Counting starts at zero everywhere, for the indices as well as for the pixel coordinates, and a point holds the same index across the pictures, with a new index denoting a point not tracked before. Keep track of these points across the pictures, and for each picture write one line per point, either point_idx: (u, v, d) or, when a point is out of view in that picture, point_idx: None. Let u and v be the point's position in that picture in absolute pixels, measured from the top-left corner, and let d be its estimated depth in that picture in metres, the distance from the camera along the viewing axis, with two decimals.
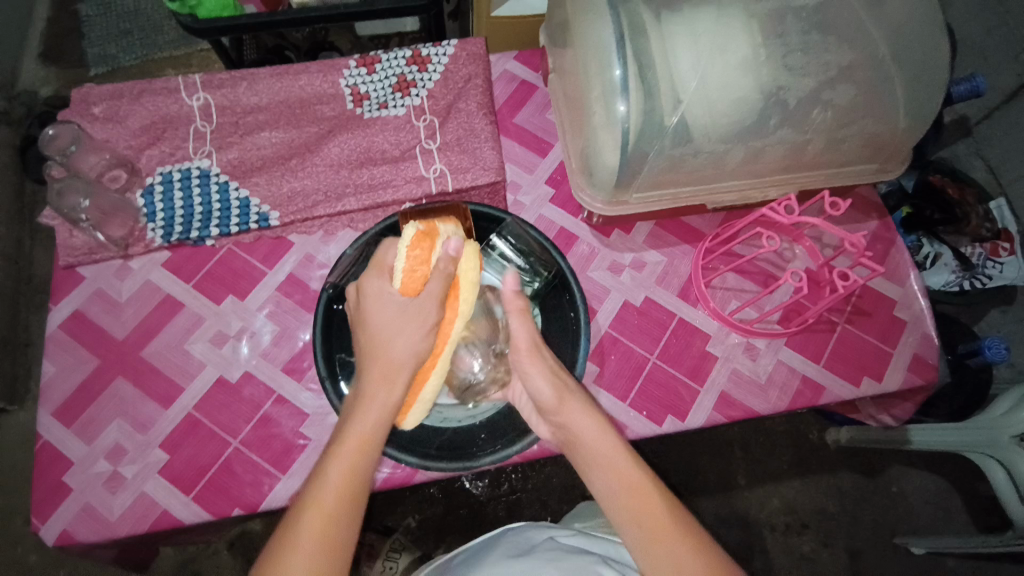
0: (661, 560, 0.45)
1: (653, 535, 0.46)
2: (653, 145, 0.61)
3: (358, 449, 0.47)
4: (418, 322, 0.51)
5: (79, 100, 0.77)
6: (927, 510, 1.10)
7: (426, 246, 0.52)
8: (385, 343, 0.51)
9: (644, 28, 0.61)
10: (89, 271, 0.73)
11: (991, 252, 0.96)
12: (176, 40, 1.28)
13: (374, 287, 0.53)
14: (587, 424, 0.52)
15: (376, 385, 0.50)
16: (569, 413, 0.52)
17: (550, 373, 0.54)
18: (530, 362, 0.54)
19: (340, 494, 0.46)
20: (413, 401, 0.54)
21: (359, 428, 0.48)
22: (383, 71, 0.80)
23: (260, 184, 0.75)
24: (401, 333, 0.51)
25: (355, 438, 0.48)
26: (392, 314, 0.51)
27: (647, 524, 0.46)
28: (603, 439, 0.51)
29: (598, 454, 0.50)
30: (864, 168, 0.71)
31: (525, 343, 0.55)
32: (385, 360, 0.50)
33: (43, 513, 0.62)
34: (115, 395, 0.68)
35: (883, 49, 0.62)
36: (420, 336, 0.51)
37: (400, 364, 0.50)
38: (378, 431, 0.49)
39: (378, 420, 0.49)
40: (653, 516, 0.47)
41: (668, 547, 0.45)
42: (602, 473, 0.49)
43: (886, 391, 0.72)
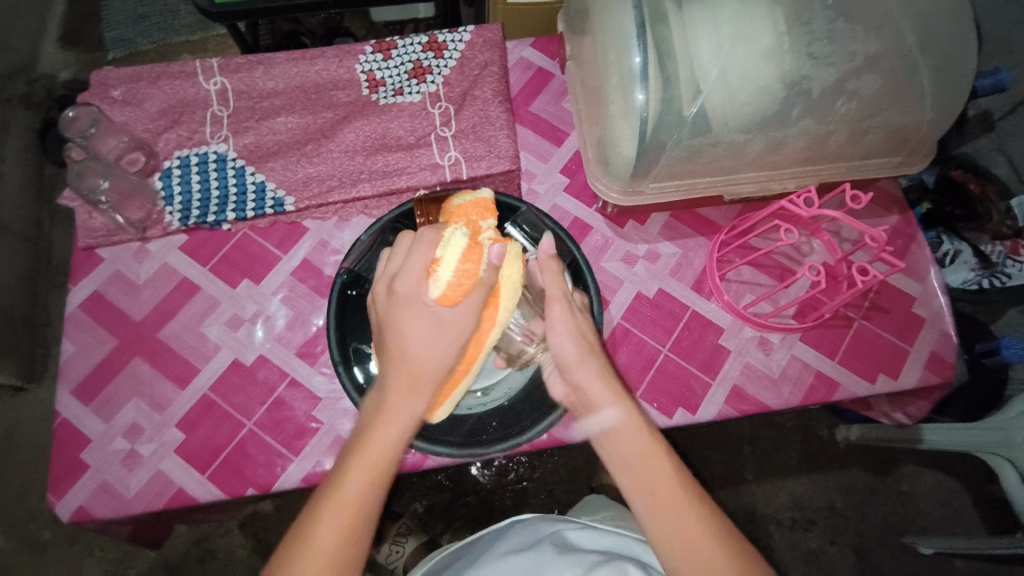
0: (665, 522, 0.46)
1: (664, 509, 0.46)
2: (671, 134, 0.60)
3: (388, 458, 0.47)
4: (460, 338, 0.49)
5: (98, 82, 0.78)
6: (938, 510, 1.09)
7: (475, 259, 0.50)
8: (424, 358, 0.48)
9: (665, 16, 0.60)
10: (108, 253, 0.74)
11: (1011, 250, 0.94)
12: (192, 25, 1.28)
13: (415, 294, 0.48)
14: (606, 391, 0.51)
15: (409, 397, 0.48)
16: (589, 376, 0.52)
17: (578, 335, 0.53)
18: (557, 318, 0.53)
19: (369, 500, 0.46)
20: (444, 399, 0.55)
21: (387, 439, 0.47)
22: (398, 57, 0.80)
23: (275, 169, 0.75)
24: (440, 348, 0.48)
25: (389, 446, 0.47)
26: (434, 329, 0.48)
27: (660, 497, 0.47)
28: (618, 408, 0.51)
29: (614, 427, 0.50)
30: (887, 161, 0.69)
31: (557, 297, 0.54)
32: (422, 377, 0.48)
33: (60, 488, 0.64)
34: (133, 374, 0.69)
35: (910, 39, 0.61)
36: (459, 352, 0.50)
37: (437, 380, 0.49)
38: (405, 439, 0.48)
39: (407, 428, 0.48)
40: (664, 486, 0.47)
41: (680, 516, 0.46)
42: (617, 443, 0.49)
43: (901, 388, 0.71)
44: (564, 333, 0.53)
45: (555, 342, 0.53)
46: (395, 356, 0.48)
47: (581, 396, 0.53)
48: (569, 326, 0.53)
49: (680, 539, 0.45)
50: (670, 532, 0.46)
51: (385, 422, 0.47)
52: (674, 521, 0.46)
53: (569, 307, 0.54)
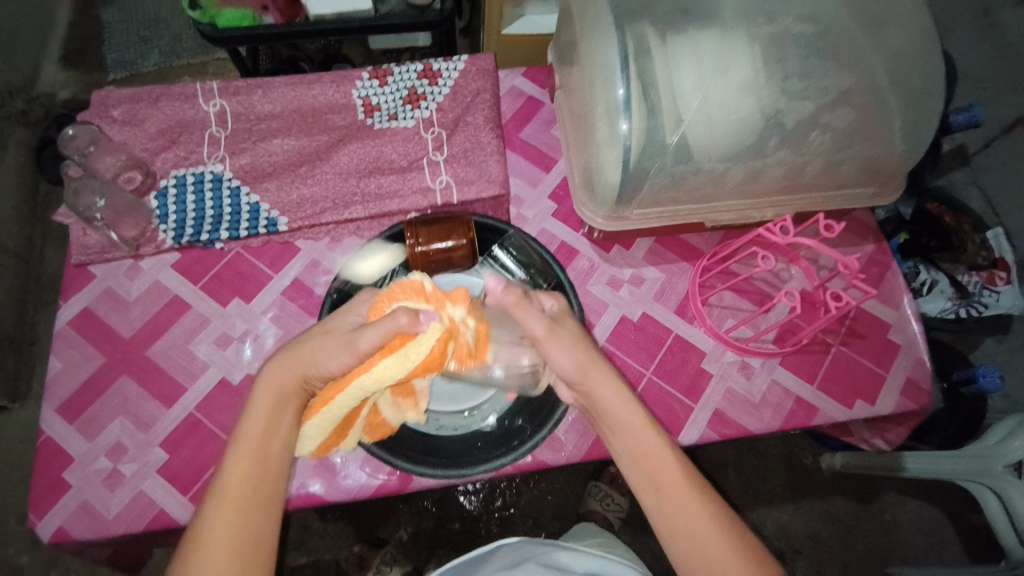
0: (671, 516, 0.48)
1: (671, 500, 0.48)
2: (654, 162, 0.63)
3: (263, 430, 0.49)
4: (343, 341, 0.51)
5: (98, 103, 0.79)
6: (922, 539, 1.10)
7: (410, 293, 0.54)
8: (309, 350, 0.51)
9: (648, 48, 0.63)
10: (100, 270, 0.75)
11: (987, 280, 0.97)
12: (194, 48, 1.31)
13: (358, 305, 0.56)
14: (612, 392, 0.53)
15: (282, 366, 0.51)
16: (594, 382, 0.53)
17: (577, 348, 0.54)
18: (556, 341, 0.54)
19: (246, 484, 0.46)
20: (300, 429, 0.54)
21: (261, 409, 0.50)
22: (394, 84, 0.82)
23: (270, 190, 0.77)
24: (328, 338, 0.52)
25: (260, 417, 0.49)
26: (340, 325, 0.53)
27: (665, 490, 0.49)
28: (623, 405, 0.52)
29: (620, 418, 0.52)
30: (861, 192, 0.73)
31: (541, 331, 0.53)
32: (297, 356, 0.51)
33: (40, 509, 0.63)
34: (120, 393, 0.69)
35: (879, 76, 0.64)
36: (335, 362, 0.50)
37: (308, 367, 0.51)
38: (276, 418, 0.50)
39: (281, 404, 0.50)
40: (671, 483, 0.49)
41: (685, 512, 0.47)
42: (625, 441, 0.52)
43: (879, 414, 0.73)
44: (568, 350, 0.53)
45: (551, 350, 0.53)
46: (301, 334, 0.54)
47: (584, 396, 0.54)
48: (568, 348, 0.53)
49: (686, 534, 0.47)
50: (674, 525, 0.48)
51: (263, 391, 0.50)
52: (680, 515, 0.48)
53: (555, 330, 0.54)
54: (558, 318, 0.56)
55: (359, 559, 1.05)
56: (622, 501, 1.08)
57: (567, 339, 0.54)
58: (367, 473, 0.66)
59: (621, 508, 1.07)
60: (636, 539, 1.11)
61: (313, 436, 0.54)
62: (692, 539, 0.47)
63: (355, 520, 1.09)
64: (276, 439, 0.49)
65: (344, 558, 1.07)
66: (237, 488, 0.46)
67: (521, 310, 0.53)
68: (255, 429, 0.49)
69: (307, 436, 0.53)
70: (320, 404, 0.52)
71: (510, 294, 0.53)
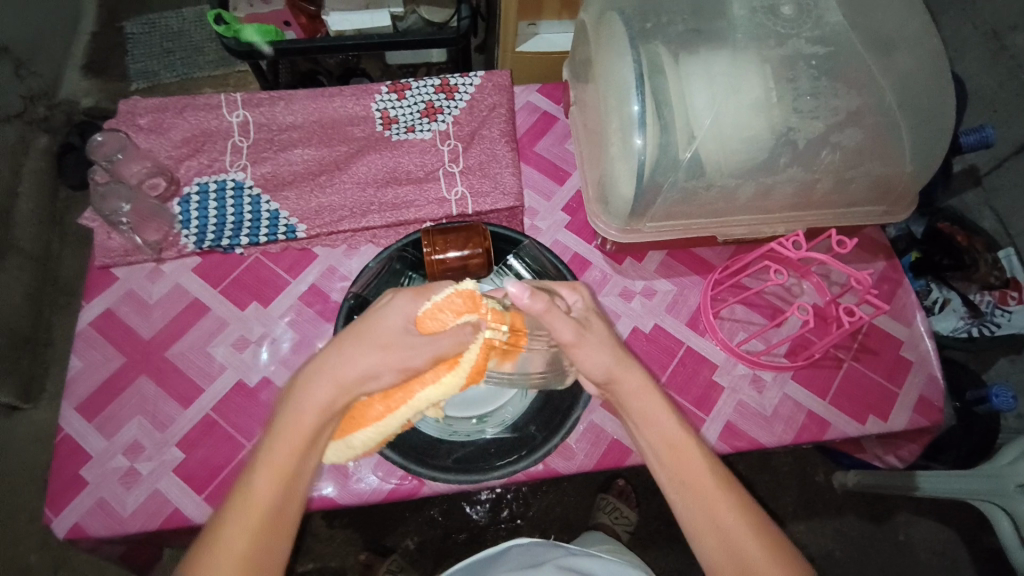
0: (691, 507, 0.49)
1: (699, 498, 0.48)
2: (667, 177, 0.64)
3: (295, 452, 0.45)
4: (399, 356, 0.48)
5: (126, 111, 0.82)
6: (935, 561, 1.08)
7: (467, 304, 0.52)
8: (359, 361, 0.47)
9: (662, 67, 0.64)
10: (123, 272, 0.76)
11: (999, 300, 0.97)
12: (215, 61, 1.34)
13: (402, 307, 0.50)
14: (639, 387, 0.53)
15: (327, 379, 0.46)
16: (622, 376, 0.53)
17: (610, 346, 0.53)
18: (585, 347, 0.52)
19: (273, 501, 0.44)
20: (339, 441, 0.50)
21: (296, 428, 0.45)
22: (412, 97, 0.84)
23: (290, 198, 0.79)
24: (385, 351, 0.47)
25: (296, 437, 0.45)
26: (389, 332, 0.48)
27: (689, 485, 0.49)
28: (648, 398, 0.53)
29: (646, 413, 0.52)
30: (871, 210, 0.73)
31: (570, 338, 0.52)
32: (340, 368, 0.47)
33: (58, 505, 0.64)
34: (138, 393, 0.70)
35: (889, 98, 0.65)
36: (394, 374, 0.48)
37: (358, 382, 0.47)
38: (313, 439, 0.46)
39: (319, 421, 0.46)
40: (693, 473, 0.49)
41: (706, 501, 0.48)
42: (648, 433, 0.52)
43: (892, 430, 0.72)
44: (599, 351, 0.52)
45: (585, 355, 0.52)
46: (344, 337, 0.48)
47: (609, 392, 0.55)
48: (602, 352, 0.53)
49: (715, 532, 0.47)
50: (703, 524, 0.48)
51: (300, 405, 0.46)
52: (707, 512, 0.48)
53: (589, 337, 0.52)
54: (584, 319, 0.54)
55: (365, 566, 1.04)
56: (630, 515, 1.07)
57: (598, 344, 0.52)
58: (379, 477, 0.67)
59: (629, 521, 1.06)
60: (644, 554, 1.10)
61: (359, 447, 0.51)
62: (720, 537, 0.47)
63: (362, 529, 1.09)
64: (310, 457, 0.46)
65: (350, 566, 1.06)
66: (264, 501, 0.44)
67: (551, 316, 0.51)
68: (286, 451, 0.45)
69: (354, 447, 0.51)
70: (373, 416, 0.50)
71: (540, 304, 0.49)
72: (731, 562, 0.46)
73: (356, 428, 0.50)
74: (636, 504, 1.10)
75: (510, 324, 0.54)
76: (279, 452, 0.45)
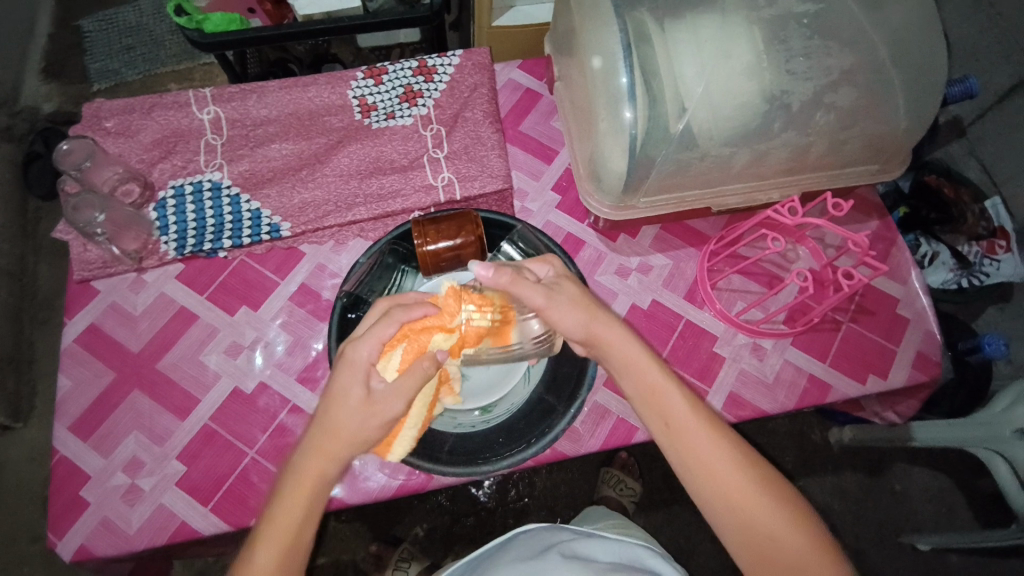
0: (676, 445, 0.51)
1: (693, 448, 0.50)
2: (659, 150, 0.63)
3: (287, 539, 0.46)
4: (380, 405, 0.49)
5: (90, 115, 0.78)
6: (931, 507, 1.11)
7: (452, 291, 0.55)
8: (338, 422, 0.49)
9: (648, 36, 0.62)
10: (103, 285, 0.74)
11: (987, 250, 0.97)
12: (178, 54, 1.28)
13: (359, 363, 0.49)
14: (620, 335, 0.55)
15: (311, 460, 0.48)
16: (603, 329, 0.55)
17: (582, 309, 0.54)
18: (559, 308, 0.54)
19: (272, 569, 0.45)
20: (393, 439, 0.54)
21: (286, 515, 0.47)
22: (390, 82, 0.81)
23: (271, 196, 0.76)
24: (360, 416, 0.49)
25: (288, 523, 0.47)
26: (358, 398, 0.49)
27: (674, 424, 0.51)
28: (628, 346, 0.54)
29: (634, 370, 0.54)
30: (865, 169, 0.72)
31: (541, 301, 0.54)
32: (325, 441, 0.49)
33: (60, 528, 0.63)
34: (132, 407, 0.68)
35: (881, 53, 0.64)
36: (401, 402, 0.49)
37: (345, 452, 0.49)
38: (313, 507, 0.48)
39: (312, 503, 0.48)
40: (673, 413, 0.52)
41: (688, 438, 0.51)
42: (629, 379, 0.54)
43: (892, 387, 0.73)
44: (573, 311, 0.54)
45: (558, 315, 0.54)
46: (314, 422, 0.50)
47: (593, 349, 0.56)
48: (576, 309, 0.54)
49: (715, 488, 0.49)
50: (704, 482, 0.50)
51: (286, 492, 0.48)
52: (707, 470, 0.49)
53: (560, 298, 0.54)
54: (554, 284, 0.56)
55: (377, 557, 1.05)
56: (635, 485, 1.09)
57: (568, 304, 0.54)
58: (387, 474, 0.66)
59: (634, 492, 1.08)
60: (651, 524, 1.11)
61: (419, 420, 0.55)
62: (719, 492, 0.49)
63: (370, 521, 1.09)
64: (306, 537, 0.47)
65: (362, 558, 1.07)
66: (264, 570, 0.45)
67: (518, 286, 0.53)
68: (274, 544, 0.46)
69: (410, 428, 0.54)
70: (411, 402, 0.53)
71: (503, 276, 0.52)
72: (716, 491, 0.49)
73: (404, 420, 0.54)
74: (639, 475, 1.11)
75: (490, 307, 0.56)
76: (278, 521, 0.47)
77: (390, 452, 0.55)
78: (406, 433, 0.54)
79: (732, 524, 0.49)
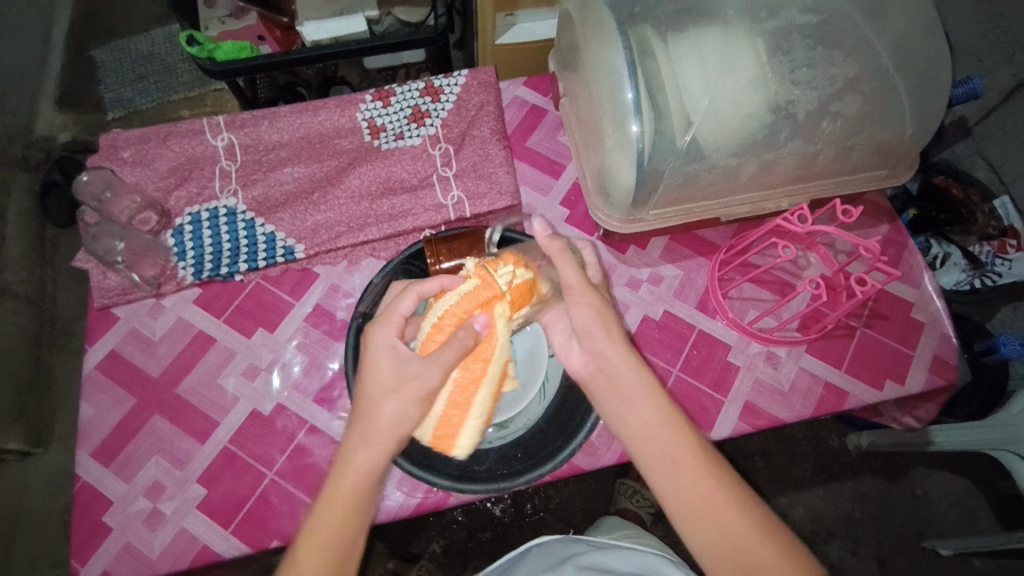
0: (671, 476, 0.49)
1: (684, 480, 0.48)
2: (667, 163, 0.63)
3: (339, 522, 0.48)
4: (414, 388, 0.50)
5: (107, 146, 0.80)
6: (953, 511, 1.09)
7: (490, 262, 0.56)
8: (373, 406, 0.50)
9: (652, 50, 0.63)
10: (123, 311, 0.75)
11: (999, 249, 0.97)
12: (189, 82, 1.31)
13: (388, 344, 0.52)
14: (621, 356, 0.53)
15: (356, 446, 0.50)
16: (605, 346, 0.53)
17: (599, 311, 0.53)
18: (579, 297, 0.53)
19: (329, 547, 0.47)
20: (456, 435, 0.55)
21: (334, 504, 0.48)
22: (398, 104, 0.83)
23: (285, 219, 0.78)
24: (394, 397, 0.50)
25: (333, 512, 0.48)
26: (392, 378, 0.51)
27: (671, 453, 0.49)
28: (628, 367, 0.52)
29: (643, 429, 0.50)
30: (872, 175, 0.72)
31: (575, 281, 0.53)
32: (369, 427, 0.50)
33: (85, 553, 0.64)
34: (153, 432, 0.69)
35: (885, 61, 0.64)
36: (439, 376, 0.50)
37: (386, 433, 0.50)
38: (361, 491, 0.49)
39: (362, 483, 0.49)
40: (672, 443, 0.49)
41: (683, 467, 0.49)
42: (631, 408, 0.51)
43: (909, 393, 0.73)
44: (590, 313, 0.53)
45: (577, 316, 0.53)
46: (352, 418, 0.51)
47: (592, 365, 0.54)
48: (595, 304, 0.53)
49: (710, 520, 0.47)
50: (698, 516, 0.48)
51: (337, 480, 0.49)
52: (718, 526, 0.47)
53: (590, 286, 0.53)
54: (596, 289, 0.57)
55: None
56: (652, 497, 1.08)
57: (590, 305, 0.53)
58: (404, 492, 0.67)
59: (651, 503, 1.07)
60: (670, 534, 1.10)
61: (481, 407, 0.55)
62: (714, 524, 0.47)
63: (388, 537, 1.09)
64: (357, 517, 0.49)
65: None
66: (319, 550, 0.47)
67: (562, 256, 0.53)
68: (327, 522, 0.48)
69: (478, 414, 0.55)
70: (478, 376, 0.54)
71: (555, 241, 0.53)
72: (710, 522, 0.47)
73: (465, 412, 0.55)
74: None
75: (521, 263, 0.57)
76: (333, 507, 0.48)
77: (455, 448, 0.55)
78: (470, 424, 0.55)
79: (723, 557, 0.47)
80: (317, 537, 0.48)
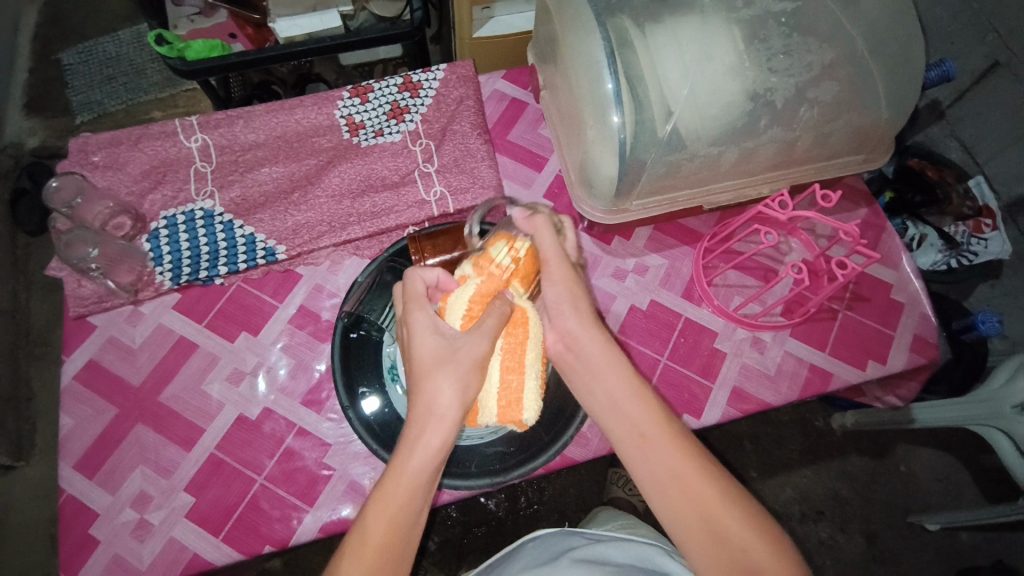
0: (643, 453, 0.48)
1: (658, 458, 0.47)
2: (648, 153, 0.63)
3: (405, 501, 0.45)
4: (466, 358, 0.49)
5: (77, 150, 0.78)
6: (938, 486, 1.12)
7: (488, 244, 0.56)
8: (427, 381, 0.48)
9: (630, 41, 0.63)
10: (100, 320, 0.73)
11: (974, 229, 0.99)
12: (160, 82, 1.27)
13: (426, 324, 0.51)
14: (591, 337, 0.53)
15: (419, 422, 0.47)
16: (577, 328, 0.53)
17: (570, 294, 0.54)
18: (555, 272, 0.54)
19: (393, 527, 0.44)
20: (519, 399, 0.51)
21: (396, 480, 0.45)
22: (376, 100, 0.81)
23: (264, 220, 0.76)
24: (448, 370, 0.48)
25: (403, 485, 0.45)
26: (440, 352, 0.49)
27: (643, 432, 0.48)
28: (596, 345, 0.52)
29: (621, 414, 0.50)
30: (849, 160, 0.73)
31: (553, 258, 0.54)
32: (428, 402, 0.48)
33: (73, 567, 0.62)
34: (137, 442, 0.68)
35: (859, 46, 0.65)
36: (487, 343, 0.49)
37: (448, 407, 0.47)
38: (432, 469, 0.46)
39: (429, 459, 0.46)
40: (643, 420, 0.49)
41: (656, 444, 0.48)
42: (601, 387, 0.51)
43: (891, 372, 0.74)
44: (565, 292, 0.54)
45: (553, 297, 0.54)
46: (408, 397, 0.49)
47: (564, 346, 0.54)
48: (569, 284, 0.54)
49: (684, 497, 0.46)
50: (672, 494, 0.46)
51: (396, 460, 0.46)
52: (694, 505, 0.46)
53: (567, 267, 0.54)
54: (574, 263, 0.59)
55: None
56: None
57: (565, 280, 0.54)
58: None
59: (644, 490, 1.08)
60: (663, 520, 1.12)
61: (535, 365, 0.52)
62: (688, 501, 0.46)
63: None
64: (422, 494, 0.46)
65: None
66: (382, 532, 0.44)
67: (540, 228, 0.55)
68: (387, 502, 0.45)
69: (535, 375, 0.52)
70: (523, 338, 0.51)
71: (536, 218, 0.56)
72: (686, 501, 0.46)
73: (519, 376, 0.51)
74: None
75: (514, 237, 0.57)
76: (396, 486, 0.45)
77: (523, 413, 0.52)
78: (529, 384, 0.52)
79: (700, 536, 0.45)
80: (377, 516, 0.45)
